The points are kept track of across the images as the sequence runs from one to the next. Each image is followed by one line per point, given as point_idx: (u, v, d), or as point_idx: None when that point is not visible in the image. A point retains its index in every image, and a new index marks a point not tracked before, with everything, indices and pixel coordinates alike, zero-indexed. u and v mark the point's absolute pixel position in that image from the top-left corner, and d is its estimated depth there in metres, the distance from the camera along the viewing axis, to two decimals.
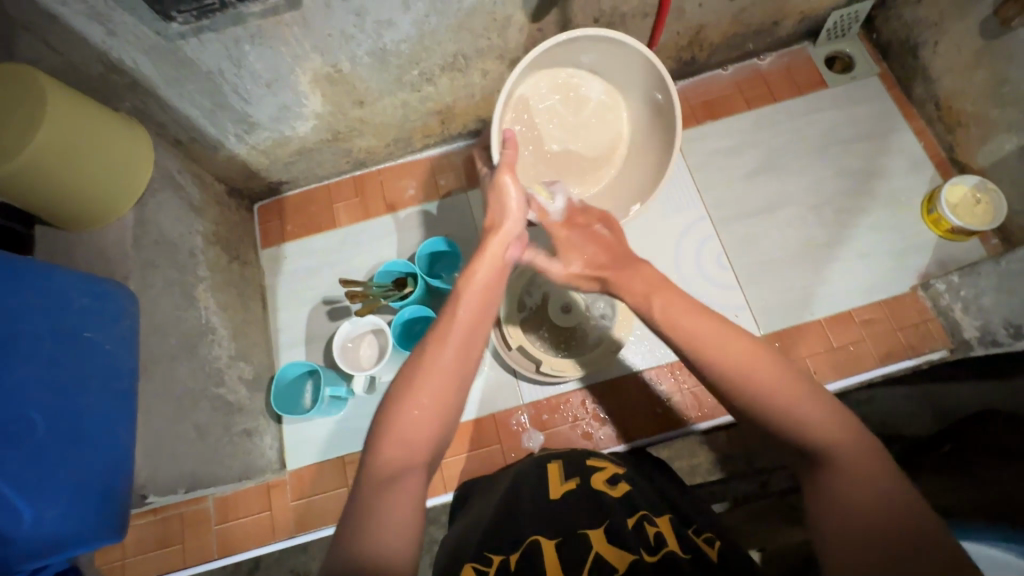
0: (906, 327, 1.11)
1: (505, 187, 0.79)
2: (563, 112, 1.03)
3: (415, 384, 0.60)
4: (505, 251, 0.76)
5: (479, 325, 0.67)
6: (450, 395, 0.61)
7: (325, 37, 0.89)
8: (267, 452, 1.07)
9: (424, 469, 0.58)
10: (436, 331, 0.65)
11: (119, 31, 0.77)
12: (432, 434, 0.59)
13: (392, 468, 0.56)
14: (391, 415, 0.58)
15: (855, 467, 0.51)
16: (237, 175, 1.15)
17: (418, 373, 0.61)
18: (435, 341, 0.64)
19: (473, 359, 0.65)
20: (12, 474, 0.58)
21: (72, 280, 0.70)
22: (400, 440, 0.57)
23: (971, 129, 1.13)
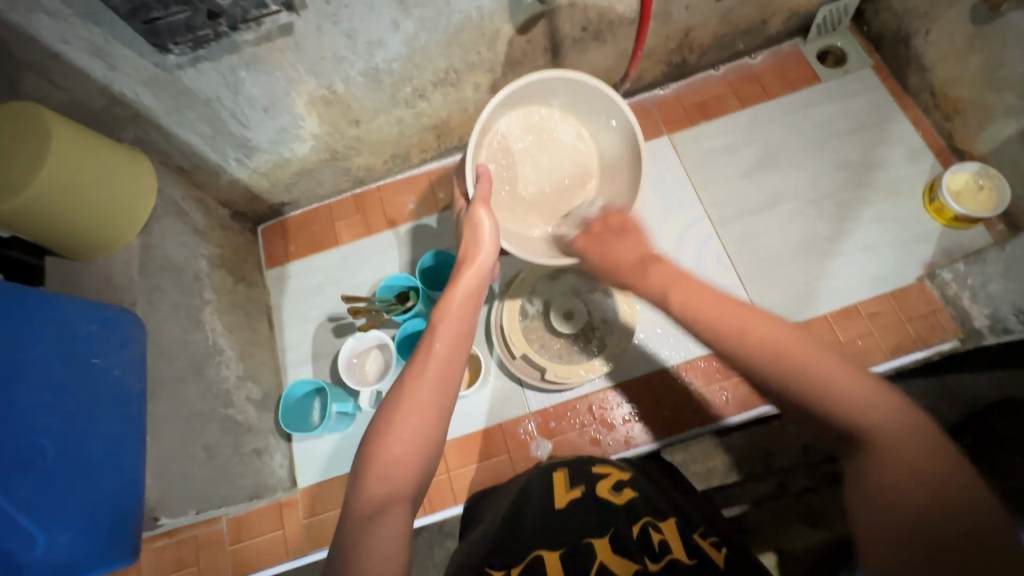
0: (914, 318, 1.09)
1: (481, 221, 0.81)
2: (539, 154, 1.02)
3: (393, 416, 0.60)
4: (478, 283, 0.76)
5: (456, 357, 0.66)
6: (429, 427, 0.61)
7: (319, 59, 0.91)
8: (278, 471, 1.08)
9: (413, 495, 0.59)
10: (414, 365, 0.65)
11: (120, 65, 0.80)
12: (414, 469, 0.59)
13: (374, 506, 0.56)
14: (373, 448, 0.59)
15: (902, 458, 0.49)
16: (239, 199, 1.18)
17: (397, 410, 0.60)
18: (412, 376, 0.63)
19: (452, 390, 0.65)
20: (25, 503, 0.59)
21: (79, 307, 0.72)
22: (387, 472, 0.58)
23: (969, 116, 1.12)
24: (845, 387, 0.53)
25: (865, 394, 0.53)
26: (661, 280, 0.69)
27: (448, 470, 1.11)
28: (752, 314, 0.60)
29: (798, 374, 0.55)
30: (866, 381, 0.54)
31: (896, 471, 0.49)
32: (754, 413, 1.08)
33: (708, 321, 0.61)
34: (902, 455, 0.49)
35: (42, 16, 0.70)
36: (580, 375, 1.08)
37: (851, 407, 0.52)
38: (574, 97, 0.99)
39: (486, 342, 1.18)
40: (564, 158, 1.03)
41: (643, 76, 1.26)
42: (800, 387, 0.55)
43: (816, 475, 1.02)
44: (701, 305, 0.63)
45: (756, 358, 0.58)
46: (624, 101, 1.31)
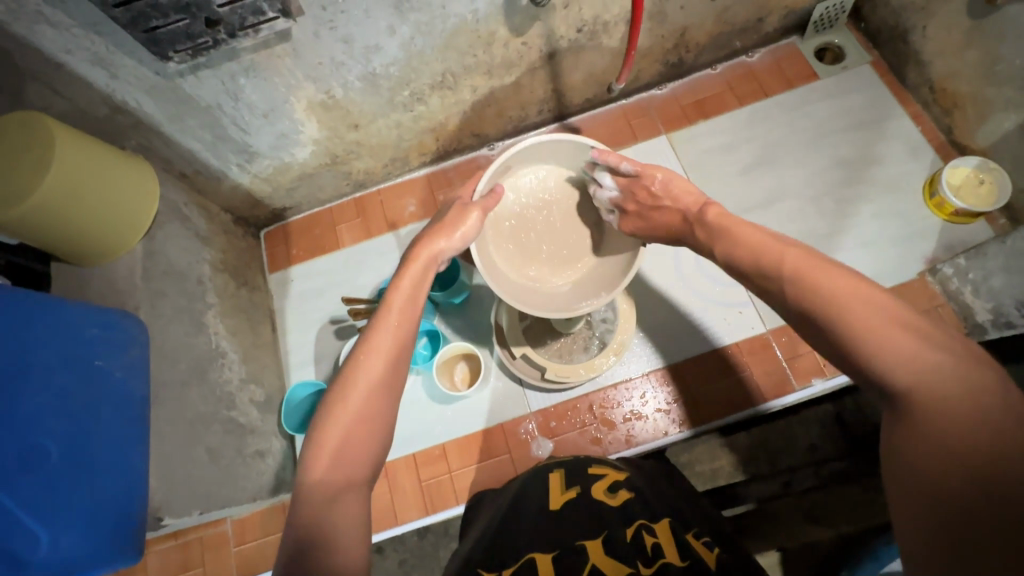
0: (915, 314, 1.08)
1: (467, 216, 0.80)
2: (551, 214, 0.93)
3: (353, 402, 0.61)
4: (428, 265, 0.77)
5: (405, 336, 0.68)
6: (381, 405, 0.62)
7: (316, 65, 0.92)
8: (280, 473, 1.10)
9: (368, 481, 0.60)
10: (366, 346, 0.66)
11: (121, 74, 0.82)
12: (368, 447, 0.60)
13: (328, 485, 0.57)
14: (329, 430, 0.59)
15: (943, 413, 0.46)
16: (242, 204, 1.19)
17: (349, 391, 0.62)
18: (364, 357, 0.65)
19: (403, 367, 0.67)
20: (30, 502, 0.61)
21: (84, 311, 0.73)
22: (344, 456, 0.58)
23: (968, 110, 1.12)
24: (883, 335, 0.51)
25: (911, 343, 0.49)
26: (710, 234, 0.76)
27: (449, 471, 1.12)
28: (801, 258, 0.61)
29: (829, 321, 0.54)
30: (923, 339, 0.49)
31: (939, 426, 0.46)
32: (769, 407, 1.08)
33: (758, 257, 0.66)
34: (950, 415, 0.45)
35: (43, 26, 0.72)
36: (579, 374, 1.08)
37: (889, 356, 0.50)
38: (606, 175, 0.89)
39: (487, 343, 1.18)
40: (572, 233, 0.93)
41: (640, 76, 1.26)
42: (830, 335, 0.54)
43: (824, 476, 0.99)
44: (743, 255, 0.69)
45: (792, 303, 0.59)
46: (622, 101, 1.31)
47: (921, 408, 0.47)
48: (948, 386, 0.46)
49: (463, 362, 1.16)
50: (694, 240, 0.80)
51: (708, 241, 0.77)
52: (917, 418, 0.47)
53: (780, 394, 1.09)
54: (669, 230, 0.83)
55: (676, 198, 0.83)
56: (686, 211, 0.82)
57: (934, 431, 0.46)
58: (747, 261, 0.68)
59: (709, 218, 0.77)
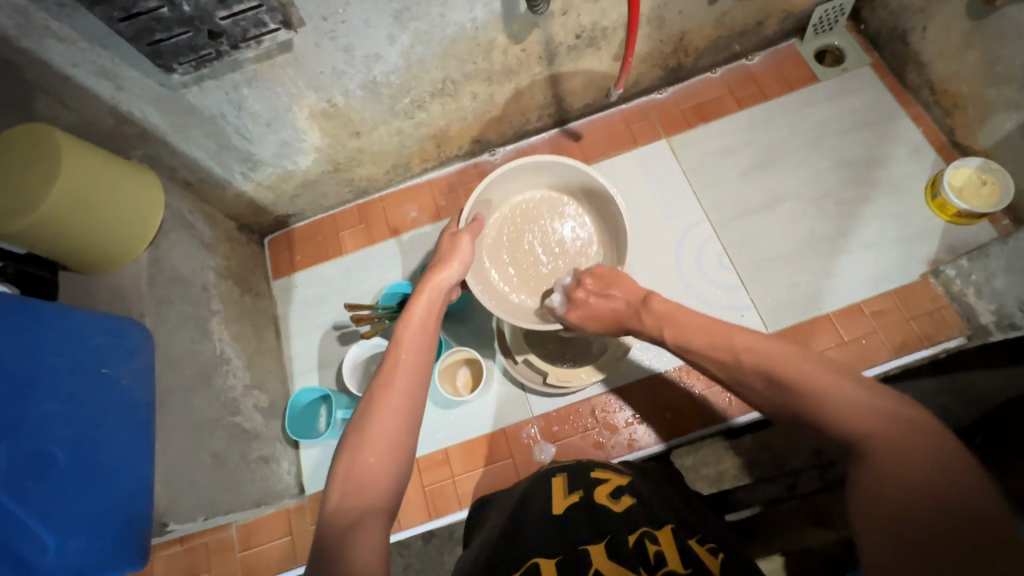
0: (918, 316, 1.08)
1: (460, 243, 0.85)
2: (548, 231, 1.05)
3: (367, 430, 0.62)
4: (434, 297, 0.80)
5: (416, 364, 0.69)
6: (398, 433, 0.63)
7: (317, 74, 0.94)
8: (285, 478, 1.11)
9: (389, 507, 0.60)
10: (378, 379, 0.67)
11: (127, 86, 0.83)
12: (386, 471, 0.60)
13: (351, 516, 0.57)
14: (348, 460, 0.60)
15: (901, 454, 0.47)
16: (246, 211, 1.20)
17: (366, 423, 0.63)
18: (377, 390, 0.66)
19: (421, 391, 0.67)
20: (37, 507, 0.62)
21: (90, 319, 0.74)
22: (362, 484, 0.59)
23: (969, 111, 1.11)
24: (832, 383, 0.54)
25: (857, 391, 0.53)
26: (657, 320, 0.79)
27: (452, 475, 1.12)
28: (746, 333, 0.66)
29: (786, 379, 0.58)
30: (869, 388, 0.53)
31: (894, 464, 0.46)
32: (738, 421, 1.09)
33: (703, 334, 0.71)
34: (903, 453, 0.47)
35: (51, 40, 0.73)
36: (582, 378, 1.08)
37: (842, 403, 0.53)
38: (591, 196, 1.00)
39: (489, 348, 1.19)
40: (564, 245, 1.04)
41: (639, 81, 1.27)
42: (786, 391, 0.58)
43: None
44: (695, 336, 0.72)
45: (749, 371, 0.63)
46: (621, 106, 1.32)
47: (880, 449, 0.48)
48: (894, 429, 0.49)
49: (465, 367, 1.16)
50: (640, 330, 0.82)
51: (655, 325, 0.79)
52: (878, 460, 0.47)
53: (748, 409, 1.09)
54: (616, 318, 0.85)
55: (625, 290, 0.86)
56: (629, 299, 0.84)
57: (893, 470, 0.46)
58: (699, 343, 0.71)
59: (654, 307, 0.80)
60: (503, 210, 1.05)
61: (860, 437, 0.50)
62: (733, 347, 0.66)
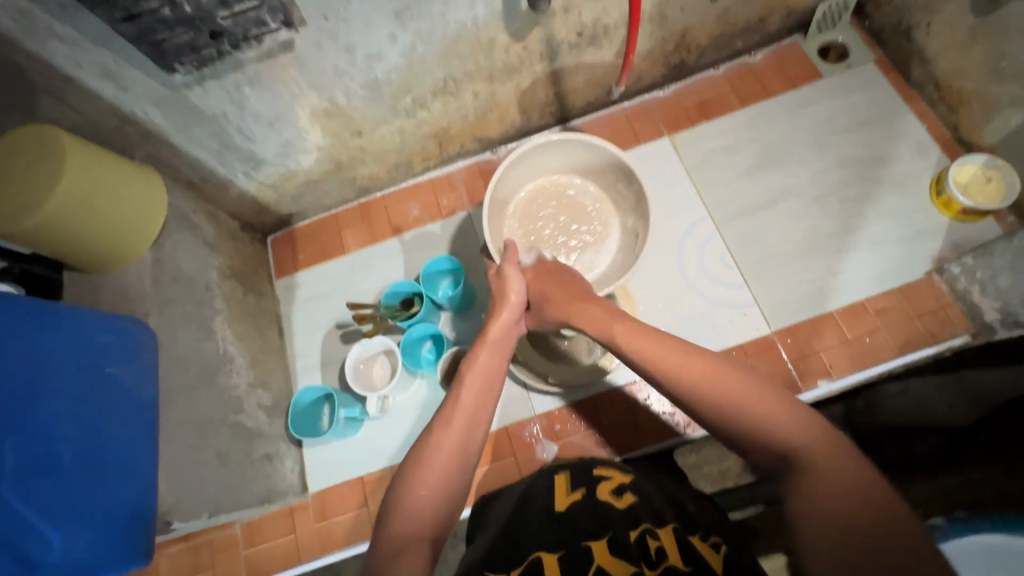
0: (923, 313, 1.08)
1: (510, 276, 0.84)
2: (560, 215, 1.08)
3: (421, 461, 0.63)
4: (503, 334, 0.80)
5: (480, 408, 0.69)
6: (454, 474, 0.63)
7: (319, 73, 0.94)
8: (289, 476, 1.11)
9: (431, 540, 0.60)
10: (442, 412, 0.68)
11: (130, 86, 0.84)
12: (434, 505, 0.61)
13: (400, 542, 0.58)
14: (402, 492, 0.62)
15: (838, 467, 0.50)
16: (249, 211, 1.21)
17: (421, 455, 0.64)
18: (439, 424, 0.67)
19: (477, 430, 0.68)
20: (42, 506, 0.62)
21: (94, 318, 0.75)
22: (413, 515, 0.60)
23: (974, 107, 1.11)
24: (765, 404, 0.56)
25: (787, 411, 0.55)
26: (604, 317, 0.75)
27: None
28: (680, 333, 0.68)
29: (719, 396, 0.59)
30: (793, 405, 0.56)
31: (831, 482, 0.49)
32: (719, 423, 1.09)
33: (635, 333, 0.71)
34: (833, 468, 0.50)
35: (54, 41, 0.74)
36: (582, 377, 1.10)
37: (776, 419, 0.55)
38: (597, 166, 1.03)
39: None
40: (584, 219, 1.08)
41: (641, 78, 1.26)
42: (719, 416, 0.58)
43: None
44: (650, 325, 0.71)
45: (683, 398, 0.62)
46: (624, 104, 1.31)
47: (814, 466, 0.51)
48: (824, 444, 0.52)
49: None
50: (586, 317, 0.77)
51: None
52: (813, 478, 0.50)
53: None
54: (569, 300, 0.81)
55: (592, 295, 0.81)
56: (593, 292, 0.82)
57: (830, 484, 0.49)
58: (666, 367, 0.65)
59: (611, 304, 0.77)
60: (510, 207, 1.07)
61: (798, 453, 0.53)
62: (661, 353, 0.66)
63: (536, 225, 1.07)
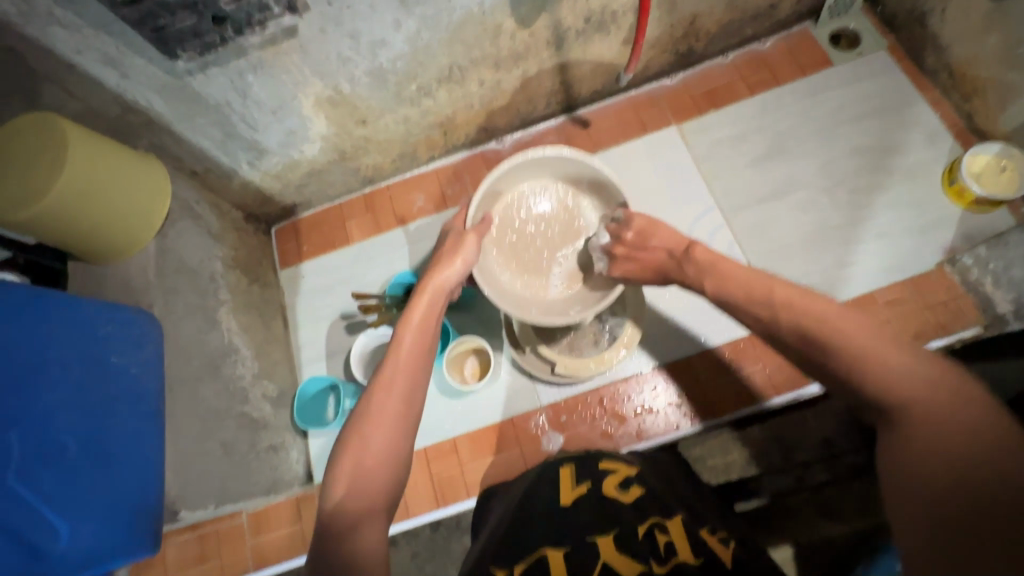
0: (934, 305, 1.06)
1: (466, 242, 0.84)
2: (547, 218, 1.02)
3: (363, 429, 0.63)
4: (440, 295, 0.79)
5: (415, 367, 0.69)
6: (396, 438, 0.63)
7: (323, 61, 0.93)
8: (294, 467, 1.13)
9: (384, 510, 0.60)
10: (379, 377, 0.67)
11: (132, 74, 0.83)
12: (381, 473, 0.61)
13: (353, 515, 0.58)
14: (343, 460, 0.61)
15: (956, 426, 0.49)
16: (253, 201, 1.20)
17: (364, 422, 0.63)
18: (378, 388, 0.66)
19: (418, 396, 0.68)
20: (48, 496, 0.62)
21: (99, 308, 0.74)
22: (357, 485, 0.59)
23: (989, 95, 1.09)
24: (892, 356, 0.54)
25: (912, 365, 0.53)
26: (698, 270, 0.78)
27: (460, 464, 1.13)
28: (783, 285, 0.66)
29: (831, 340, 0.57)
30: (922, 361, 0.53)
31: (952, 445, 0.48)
32: (772, 403, 1.07)
33: (727, 279, 0.73)
34: (958, 437, 0.48)
35: (55, 27, 0.73)
36: (589, 368, 1.08)
37: (892, 368, 0.53)
38: (593, 179, 0.98)
39: (497, 339, 1.18)
40: (566, 226, 1.02)
41: (649, 66, 1.24)
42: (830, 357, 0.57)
43: (837, 470, 1.00)
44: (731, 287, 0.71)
45: (786, 334, 0.62)
46: (630, 92, 1.30)
47: (931, 427, 0.50)
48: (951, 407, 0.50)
49: (472, 357, 1.15)
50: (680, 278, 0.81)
51: None
52: (931, 437, 0.49)
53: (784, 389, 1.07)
54: (657, 266, 0.85)
55: (664, 241, 0.85)
56: (670, 249, 0.84)
57: (943, 443, 0.48)
58: (738, 298, 0.70)
59: (696, 255, 0.79)
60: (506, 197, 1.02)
61: (915, 409, 0.51)
62: (751, 298, 0.68)
63: (528, 227, 1.02)
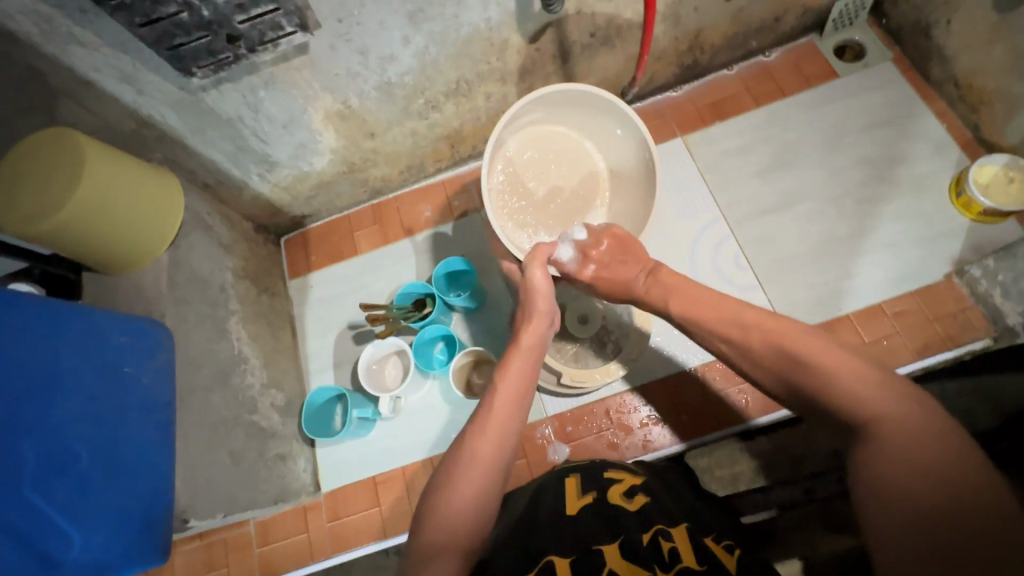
0: (942, 317, 1.06)
1: (534, 279, 0.80)
2: (566, 162, 1.10)
3: (457, 469, 0.63)
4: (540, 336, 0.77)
5: (518, 407, 0.69)
6: (489, 480, 0.63)
7: (333, 76, 0.94)
8: (302, 475, 1.12)
9: (469, 550, 0.60)
10: (476, 418, 0.68)
11: (148, 90, 0.85)
12: (470, 514, 0.61)
13: (434, 550, 0.59)
14: (437, 501, 0.62)
15: (913, 436, 0.51)
16: (262, 212, 1.22)
17: (459, 463, 0.64)
18: (474, 428, 0.66)
19: (513, 437, 0.67)
20: (60, 505, 0.63)
21: (113, 320, 0.76)
22: (446, 524, 0.60)
23: (996, 107, 1.09)
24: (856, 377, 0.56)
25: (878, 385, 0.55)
26: (662, 291, 0.79)
27: None
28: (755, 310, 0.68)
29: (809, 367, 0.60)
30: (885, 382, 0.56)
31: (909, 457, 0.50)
32: (756, 422, 1.07)
33: (697, 311, 0.73)
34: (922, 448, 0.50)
35: (75, 46, 0.75)
36: (595, 379, 1.06)
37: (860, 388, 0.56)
38: (617, 138, 1.04)
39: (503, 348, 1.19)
40: (580, 172, 1.10)
41: (654, 78, 1.25)
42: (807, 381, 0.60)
43: None
44: (700, 311, 0.73)
45: (766, 355, 0.64)
46: (636, 104, 1.31)
47: (892, 438, 0.52)
48: (911, 419, 0.52)
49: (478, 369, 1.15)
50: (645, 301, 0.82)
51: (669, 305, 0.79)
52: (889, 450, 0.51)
53: (768, 409, 1.07)
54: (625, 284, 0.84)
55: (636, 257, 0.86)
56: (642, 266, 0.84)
57: (902, 455, 0.50)
58: (706, 316, 0.72)
59: (662, 276, 0.81)
60: (533, 132, 1.08)
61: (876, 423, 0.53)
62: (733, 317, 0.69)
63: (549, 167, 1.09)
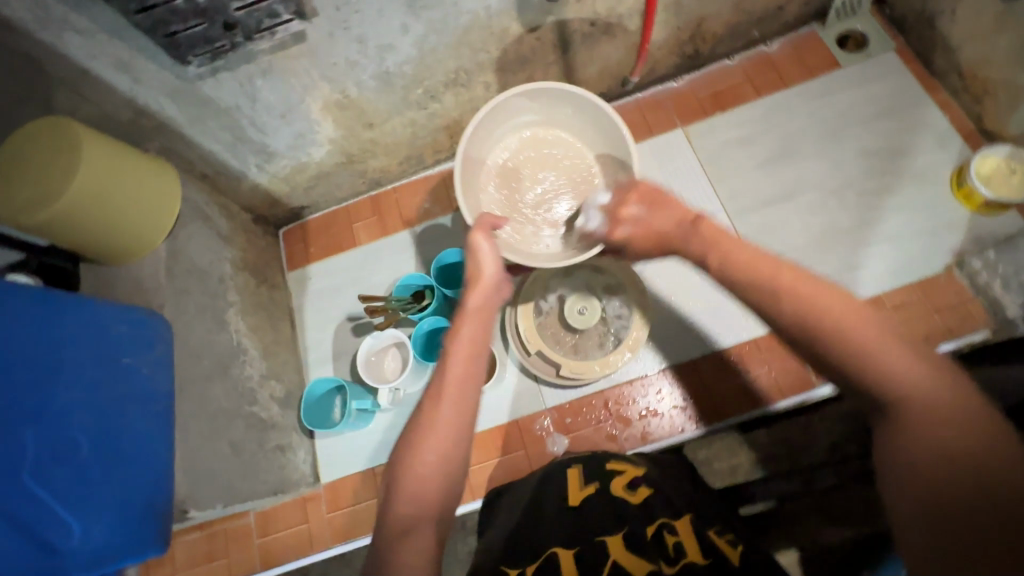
0: (943, 309, 1.06)
1: (478, 246, 0.77)
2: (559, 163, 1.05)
3: (416, 444, 0.64)
4: (486, 299, 0.75)
5: (473, 375, 0.69)
6: (451, 450, 0.65)
7: (331, 65, 0.93)
8: (301, 466, 1.12)
9: (437, 517, 0.63)
10: (431, 390, 0.68)
11: (144, 78, 0.84)
12: (435, 485, 0.63)
13: (404, 523, 0.61)
14: (400, 475, 0.64)
15: (941, 416, 0.54)
16: (260, 203, 1.21)
17: (418, 438, 0.65)
18: (432, 398, 0.67)
19: (470, 408, 0.67)
20: (57, 495, 0.63)
21: (112, 309, 0.75)
22: (412, 496, 0.62)
23: (999, 97, 1.08)
24: (887, 356, 0.57)
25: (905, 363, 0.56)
26: (703, 243, 0.73)
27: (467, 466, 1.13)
28: (794, 271, 0.65)
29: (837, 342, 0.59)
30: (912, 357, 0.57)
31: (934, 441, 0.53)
32: (778, 406, 1.07)
33: (744, 272, 0.67)
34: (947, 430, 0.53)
35: (70, 34, 0.74)
36: (594, 371, 1.07)
37: (889, 368, 0.56)
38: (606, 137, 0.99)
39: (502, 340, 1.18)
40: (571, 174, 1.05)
41: (655, 68, 1.24)
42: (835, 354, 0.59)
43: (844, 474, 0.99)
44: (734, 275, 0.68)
45: (790, 328, 0.62)
46: (636, 95, 1.30)
47: (919, 422, 0.54)
48: (936, 400, 0.54)
49: None
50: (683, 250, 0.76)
51: None
52: (918, 435, 0.54)
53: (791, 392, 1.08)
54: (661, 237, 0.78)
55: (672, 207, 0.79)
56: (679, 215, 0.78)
57: (929, 439, 0.53)
58: (739, 280, 0.68)
59: (703, 228, 0.74)
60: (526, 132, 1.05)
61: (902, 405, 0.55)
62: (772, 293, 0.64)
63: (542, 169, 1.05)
